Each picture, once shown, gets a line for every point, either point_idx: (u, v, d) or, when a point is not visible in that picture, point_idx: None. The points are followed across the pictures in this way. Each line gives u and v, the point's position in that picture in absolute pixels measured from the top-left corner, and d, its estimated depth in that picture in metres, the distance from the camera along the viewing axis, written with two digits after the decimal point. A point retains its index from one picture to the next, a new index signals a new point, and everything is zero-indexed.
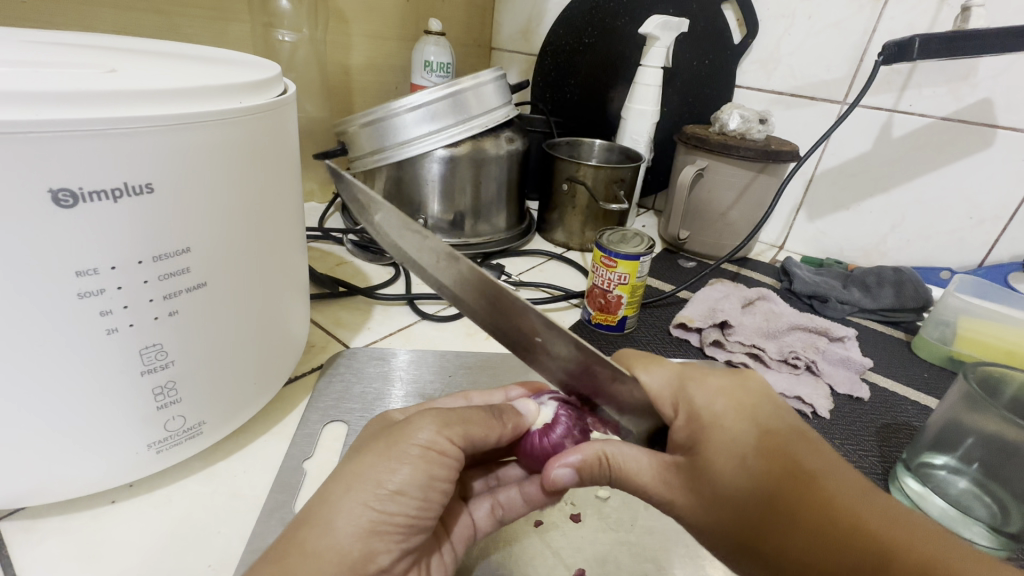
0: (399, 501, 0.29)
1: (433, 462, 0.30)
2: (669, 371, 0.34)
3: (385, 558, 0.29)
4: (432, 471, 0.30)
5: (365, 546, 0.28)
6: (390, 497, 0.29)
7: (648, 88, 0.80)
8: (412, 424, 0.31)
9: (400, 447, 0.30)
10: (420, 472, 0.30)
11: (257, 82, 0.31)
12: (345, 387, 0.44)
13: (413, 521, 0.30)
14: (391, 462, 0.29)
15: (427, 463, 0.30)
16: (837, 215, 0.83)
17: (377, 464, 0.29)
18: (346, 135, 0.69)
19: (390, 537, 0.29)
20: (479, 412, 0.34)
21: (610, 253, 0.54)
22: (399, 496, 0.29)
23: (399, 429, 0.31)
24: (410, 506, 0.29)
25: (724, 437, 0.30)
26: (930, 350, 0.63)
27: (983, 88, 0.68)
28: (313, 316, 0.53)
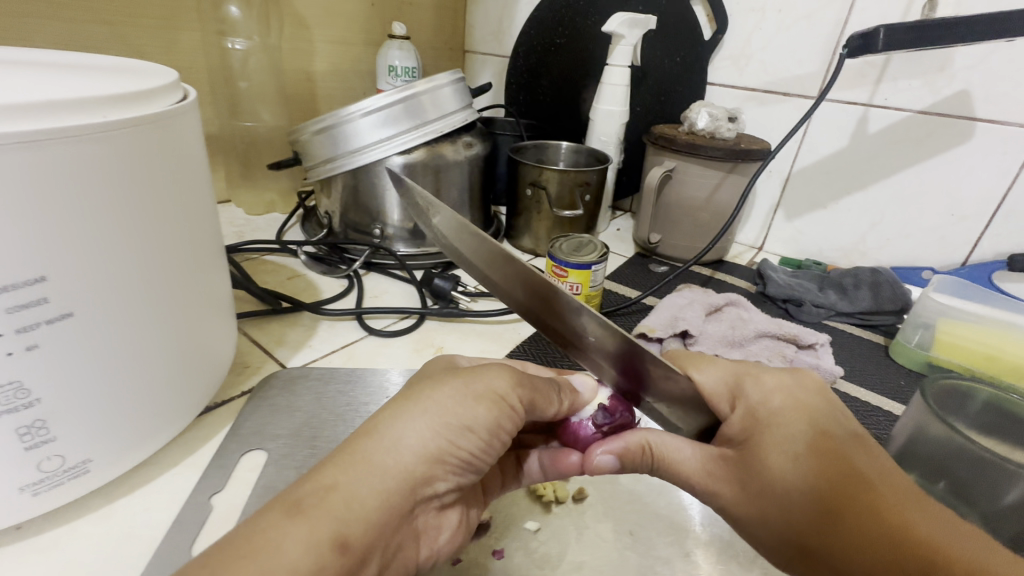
0: (469, 437, 0.28)
1: (503, 408, 0.30)
2: (724, 369, 0.34)
3: (440, 486, 0.28)
4: (501, 419, 0.30)
5: (428, 471, 0.27)
6: (462, 432, 0.28)
7: (615, 88, 0.78)
8: (490, 371, 0.31)
9: (476, 384, 0.29)
10: (492, 414, 0.29)
11: (137, 92, 0.29)
12: (271, 410, 0.42)
13: (473, 460, 0.29)
14: (473, 397, 0.29)
15: (495, 408, 0.29)
16: (814, 214, 0.80)
17: (452, 397, 0.28)
18: (300, 143, 0.67)
19: (450, 467, 0.28)
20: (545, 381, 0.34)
21: (561, 262, 0.51)
22: (468, 432, 0.28)
23: (472, 372, 0.30)
24: (475, 445, 0.28)
25: (788, 445, 0.29)
26: (907, 356, 0.60)
27: (960, 80, 0.65)
28: (253, 335, 0.51)
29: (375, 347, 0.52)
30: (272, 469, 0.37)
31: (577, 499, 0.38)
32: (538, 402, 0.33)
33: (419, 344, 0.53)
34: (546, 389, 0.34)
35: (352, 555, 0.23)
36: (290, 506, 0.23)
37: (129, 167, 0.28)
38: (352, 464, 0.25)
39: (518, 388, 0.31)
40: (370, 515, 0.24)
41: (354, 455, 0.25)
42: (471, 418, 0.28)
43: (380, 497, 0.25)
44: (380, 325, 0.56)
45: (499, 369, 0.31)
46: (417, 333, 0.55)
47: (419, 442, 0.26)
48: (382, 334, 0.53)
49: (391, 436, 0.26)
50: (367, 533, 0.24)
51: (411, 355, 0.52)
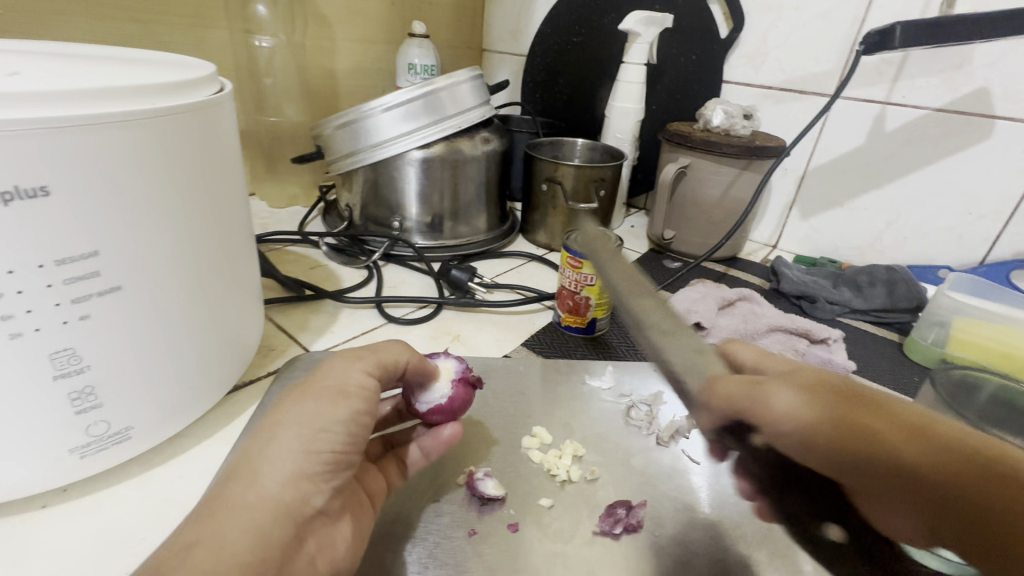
0: (326, 437, 0.29)
1: (354, 395, 0.31)
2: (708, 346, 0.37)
3: (318, 500, 0.29)
4: (353, 405, 0.31)
5: (295, 489, 0.28)
6: (315, 435, 0.29)
7: (631, 86, 0.78)
8: (327, 371, 0.32)
9: (313, 391, 0.31)
10: (343, 409, 0.30)
11: (180, 82, 0.31)
12: (297, 389, 0.44)
13: (341, 456, 0.30)
14: (314, 406, 0.30)
15: (342, 398, 0.31)
16: (830, 212, 0.80)
17: (294, 409, 0.30)
18: (323, 138, 0.70)
19: (319, 475, 0.29)
20: (391, 347, 0.36)
21: (576, 253, 0.52)
22: (322, 433, 0.29)
23: (313, 379, 0.32)
24: (336, 442, 0.30)
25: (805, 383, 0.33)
26: (923, 353, 0.60)
27: (978, 77, 0.65)
28: (277, 320, 0.53)
29: (394, 333, 0.54)
30: None
31: (589, 479, 0.39)
32: (390, 363, 0.34)
33: (436, 332, 0.55)
34: (387, 354, 0.35)
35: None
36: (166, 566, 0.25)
37: (173, 153, 0.30)
38: (221, 510, 0.26)
39: (364, 375, 0.32)
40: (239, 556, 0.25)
41: (223, 502, 0.27)
42: (322, 421, 0.30)
43: (248, 531, 0.26)
44: (399, 313, 0.58)
45: (338, 363, 0.33)
46: (435, 322, 0.57)
47: (275, 469, 0.28)
48: (401, 322, 0.55)
49: (254, 469, 0.28)
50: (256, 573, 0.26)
51: (428, 342, 0.53)
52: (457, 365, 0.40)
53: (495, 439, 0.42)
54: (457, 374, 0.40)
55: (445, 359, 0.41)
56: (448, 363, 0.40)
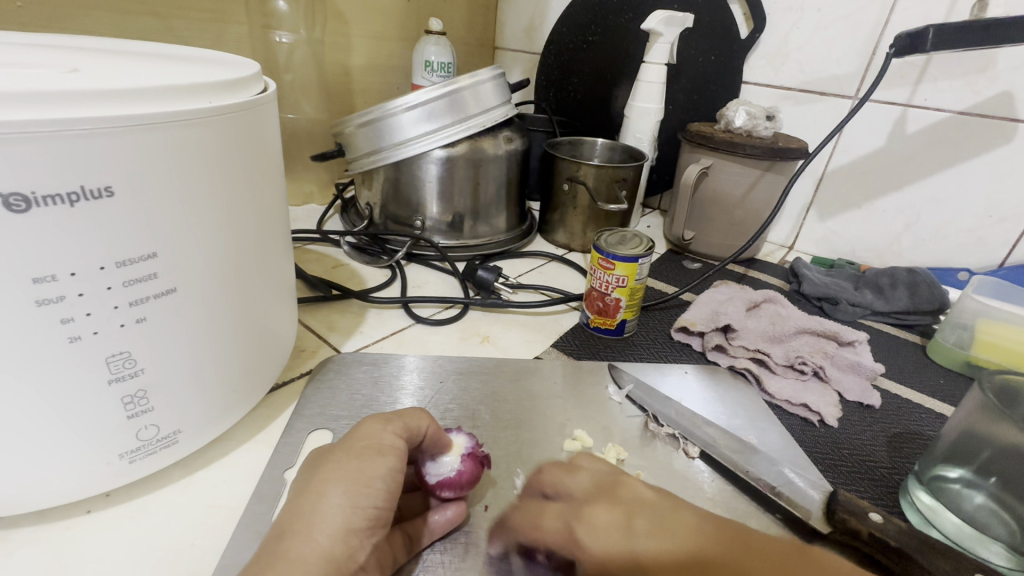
0: (371, 494, 0.28)
1: (392, 453, 0.31)
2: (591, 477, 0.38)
3: (362, 555, 0.28)
4: (391, 464, 0.30)
5: (343, 543, 0.27)
6: (361, 490, 0.28)
7: (651, 85, 0.78)
8: (362, 430, 0.32)
9: (351, 448, 0.30)
10: (382, 463, 0.30)
11: (230, 79, 0.30)
12: (332, 391, 0.43)
13: (381, 512, 0.29)
14: (352, 463, 0.29)
15: (381, 455, 0.30)
16: (848, 214, 0.81)
17: (340, 468, 0.29)
18: (343, 136, 0.69)
19: (364, 531, 0.28)
20: (416, 409, 0.35)
21: (608, 254, 0.52)
22: (367, 488, 0.28)
23: (348, 439, 0.31)
24: (378, 498, 0.29)
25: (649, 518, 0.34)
26: (946, 355, 0.60)
27: (1002, 81, 0.65)
28: (306, 321, 0.52)
29: (424, 334, 0.54)
30: None
31: None
32: (417, 425, 0.34)
33: (465, 332, 0.54)
34: (407, 416, 0.34)
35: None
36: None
37: (224, 154, 0.29)
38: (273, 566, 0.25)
39: (393, 435, 0.32)
40: None
41: (274, 561, 0.26)
42: (365, 476, 0.29)
43: None
44: (425, 314, 0.57)
45: (370, 423, 0.33)
46: (463, 322, 0.56)
47: (325, 524, 0.27)
48: (430, 322, 0.55)
49: (302, 523, 0.27)
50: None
51: (458, 343, 0.53)
52: (468, 441, 0.37)
53: (534, 443, 0.42)
54: (467, 449, 0.36)
55: (458, 433, 0.38)
56: (459, 439, 0.37)
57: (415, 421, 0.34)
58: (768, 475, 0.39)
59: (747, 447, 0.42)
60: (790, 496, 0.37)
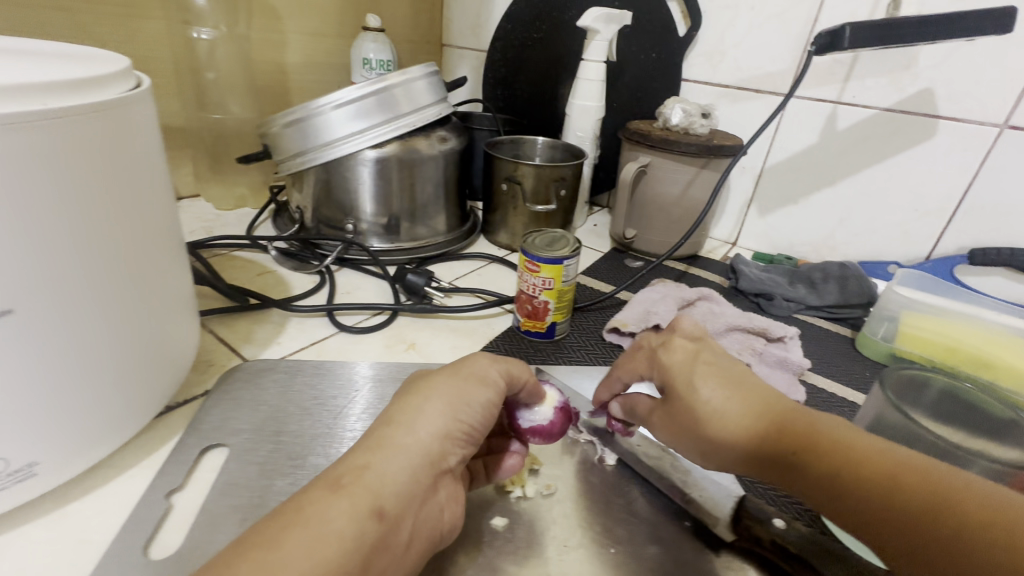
0: (468, 411, 0.33)
1: (487, 388, 0.34)
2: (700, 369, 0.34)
3: (453, 459, 0.32)
4: (488, 396, 0.34)
5: (441, 446, 0.31)
6: (460, 406, 0.32)
7: (591, 83, 0.78)
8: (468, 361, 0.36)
9: (455, 375, 0.34)
10: (479, 395, 0.34)
11: (83, 79, 0.27)
12: (234, 407, 0.41)
13: (473, 433, 0.33)
14: (454, 384, 0.33)
15: (476, 385, 0.34)
16: (786, 210, 0.82)
17: (445, 386, 0.33)
18: (270, 136, 0.66)
19: (456, 443, 0.32)
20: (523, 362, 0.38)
21: (533, 257, 0.51)
22: (463, 410, 0.32)
23: (459, 364, 0.35)
24: (472, 417, 0.33)
25: (715, 393, 0.33)
26: (874, 348, 0.61)
27: (924, 78, 0.66)
28: (219, 332, 0.50)
29: (346, 343, 0.52)
30: (232, 466, 0.36)
31: (545, 494, 0.38)
32: (518, 375, 0.37)
33: (391, 340, 0.53)
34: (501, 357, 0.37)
35: (391, 516, 0.28)
36: (331, 483, 0.28)
37: (73, 163, 0.27)
38: (384, 445, 0.30)
39: (490, 368, 0.35)
40: (398, 489, 0.28)
41: (378, 444, 0.30)
42: (463, 399, 0.33)
43: (404, 470, 0.29)
44: (351, 321, 0.55)
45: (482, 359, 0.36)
46: (390, 329, 0.54)
47: (426, 424, 0.31)
48: (353, 331, 0.53)
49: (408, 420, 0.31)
50: (386, 518, 0.27)
51: (382, 351, 0.51)
52: (560, 395, 0.40)
53: None
54: (560, 403, 0.40)
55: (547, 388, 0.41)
56: (551, 391, 0.41)
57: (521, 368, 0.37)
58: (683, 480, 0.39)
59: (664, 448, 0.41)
60: (701, 502, 0.37)
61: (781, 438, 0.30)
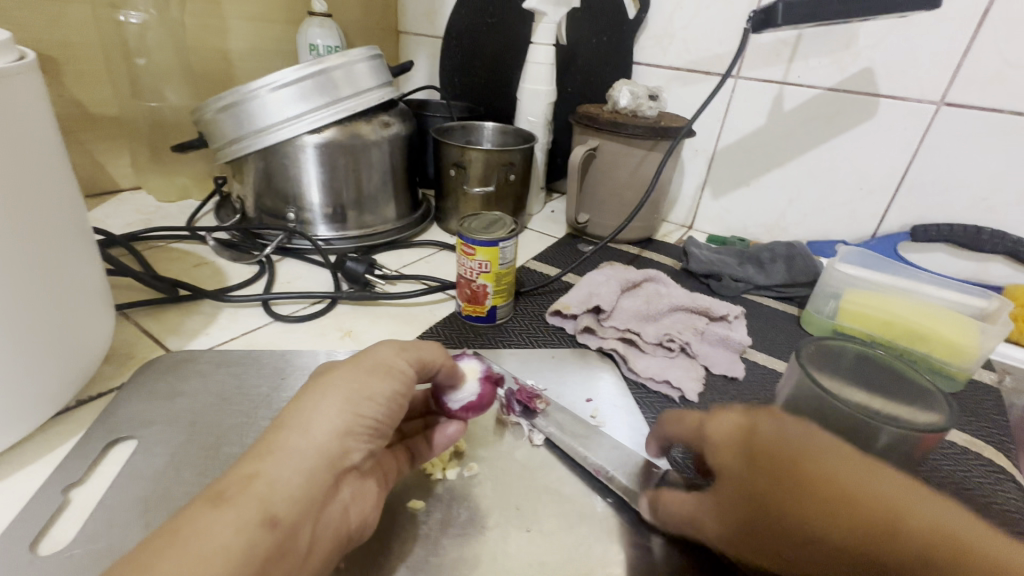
0: (373, 406, 0.29)
1: (394, 375, 0.31)
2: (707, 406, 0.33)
3: (357, 456, 0.28)
4: (394, 384, 0.30)
5: (340, 445, 0.27)
6: (364, 399, 0.29)
7: (540, 67, 0.77)
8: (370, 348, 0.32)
9: (354, 366, 0.30)
10: (386, 383, 0.30)
11: None
12: (147, 399, 0.39)
13: (380, 425, 0.30)
14: (352, 373, 0.30)
15: (384, 374, 0.30)
16: (738, 192, 0.82)
17: (346, 377, 0.29)
18: (204, 122, 0.64)
19: (362, 436, 0.28)
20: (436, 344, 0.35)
21: (468, 240, 0.50)
22: (369, 399, 0.29)
23: (359, 352, 0.32)
24: (378, 411, 0.29)
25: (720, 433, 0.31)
26: (818, 325, 0.63)
27: (864, 58, 0.67)
28: (143, 324, 0.48)
29: (279, 332, 0.50)
30: (139, 459, 0.35)
31: (468, 476, 0.37)
32: (430, 360, 0.33)
33: (326, 328, 0.51)
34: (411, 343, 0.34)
35: (284, 528, 0.24)
36: (212, 497, 0.24)
37: None
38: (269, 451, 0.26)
39: (395, 353, 0.32)
40: (291, 494, 0.25)
41: (264, 453, 0.26)
42: (369, 390, 0.29)
43: (298, 477, 0.25)
44: (287, 311, 0.54)
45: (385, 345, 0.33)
46: (328, 317, 0.53)
47: (323, 422, 0.27)
48: (288, 320, 0.51)
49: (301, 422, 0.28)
50: (274, 535, 0.24)
51: (315, 339, 0.50)
52: (481, 366, 0.39)
53: None
54: (482, 373, 0.39)
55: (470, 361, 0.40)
56: (472, 363, 0.39)
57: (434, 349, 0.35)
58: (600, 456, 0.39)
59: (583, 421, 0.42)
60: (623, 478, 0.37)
61: (767, 450, 0.28)
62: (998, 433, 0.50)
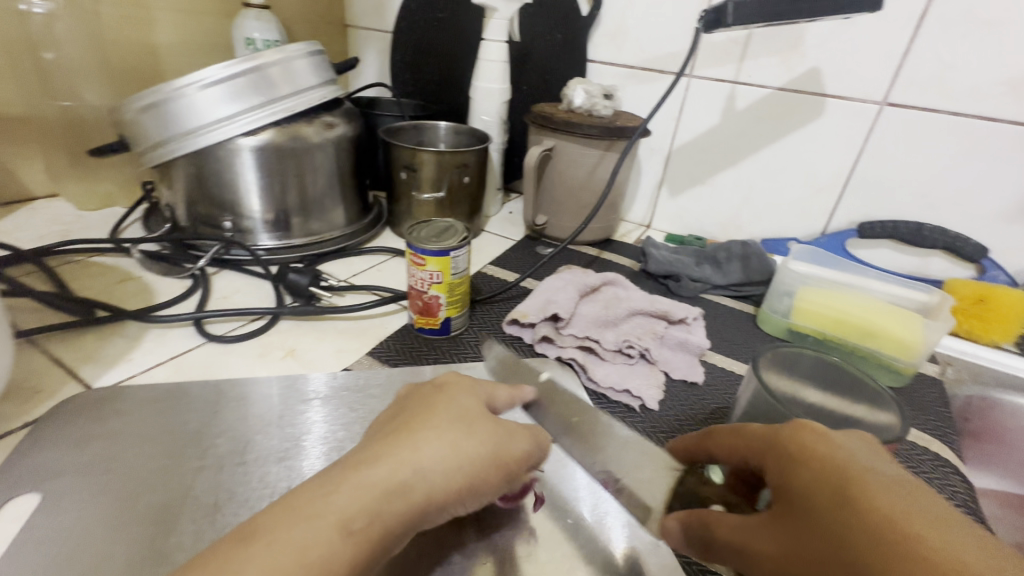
0: (475, 465, 0.27)
1: (501, 442, 0.29)
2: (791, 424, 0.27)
3: (442, 517, 0.26)
4: (504, 453, 0.28)
5: (438, 500, 0.25)
6: (471, 460, 0.27)
7: (493, 64, 0.74)
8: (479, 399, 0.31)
9: (505, 435, 0.29)
10: (502, 473, 0.28)
11: None
12: (57, 443, 0.35)
13: (481, 494, 0.28)
14: (492, 439, 0.28)
15: (497, 437, 0.28)
16: (694, 190, 0.82)
17: (456, 425, 0.27)
18: (125, 124, 0.58)
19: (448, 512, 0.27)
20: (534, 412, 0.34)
21: (417, 249, 0.47)
22: (475, 489, 0.27)
23: (473, 402, 0.30)
24: (486, 478, 0.27)
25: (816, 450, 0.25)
26: (773, 324, 0.63)
27: (811, 58, 0.68)
28: (54, 352, 0.43)
29: (213, 354, 0.46)
30: (41, 514, 0.31)
31: None
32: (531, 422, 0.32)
33: (266, 348, 0.48)
34: (459, 377, 0.32)
35: (362, 569, 0.23)
36: (276, 511, 0.23)
37: None
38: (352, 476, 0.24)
39: (533, 441, 0.31)
40: (371, 539, 0.23)
41: (359, 471, 0.24)
42: (479, 449, 0.27)
43: (381, 522, 0.24)
44: (222, 330, 0.50)
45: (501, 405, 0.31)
46: (268, 335, 0.49)
47: (432, 467, 0.25)
48: (222, 340, 0.47)
49: (412, 449, 0.26)
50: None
51: (255, 361, 0.46)
52: None
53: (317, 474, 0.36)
54: None
55: None
56: None
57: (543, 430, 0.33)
58: (612, 462, 0.36)
59: (601, 420, 0.38)
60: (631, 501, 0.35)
61: (878, 507, 0.22)
62: (945, 427, 0.51)
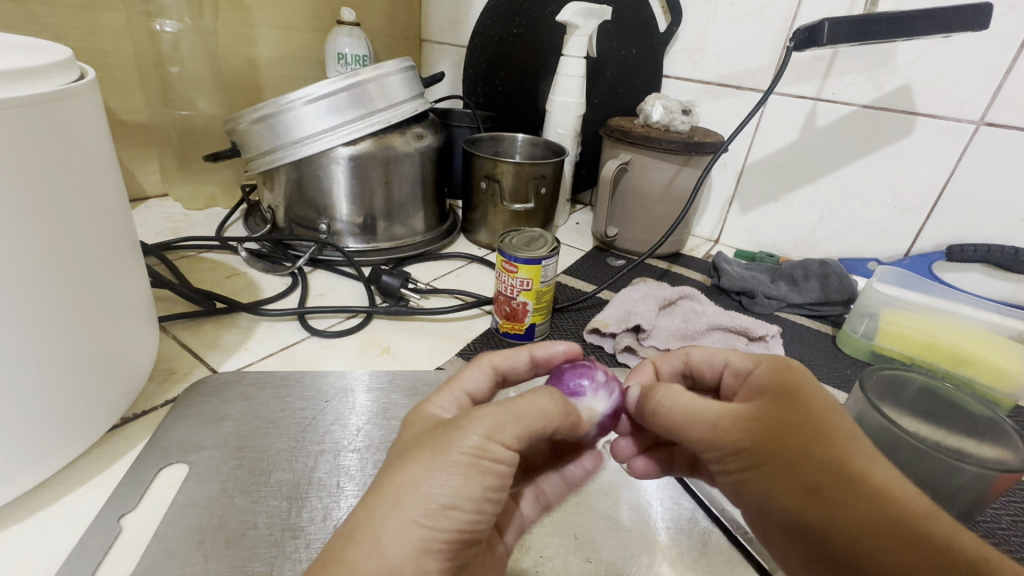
0: (455, 516, 0.25)
1: (485, 471, 0.26)
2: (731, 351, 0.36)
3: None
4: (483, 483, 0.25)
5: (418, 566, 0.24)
6: (441, 513, 0.24)
7: (571, 79, 0.76)
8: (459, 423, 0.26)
9: (448, 450, 0.25)
10: (476, 483, 0.25)
11: (11, 72, 0.26)
12: (197, 419, 0.39)
13: (466, 535, 0.26)
14: (443, 459, 0.25)
15: (472, 472, 0.25)
16: (767, 207, 0.82)
17: (424, 475, 0.25)
18: (237, 133, 0.63)
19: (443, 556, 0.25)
20: (537, 407, 0.29)
21: (510, 257, 0.49)
22: (451, 510, 0.25)
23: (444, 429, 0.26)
24: (464, 520, 0.25)
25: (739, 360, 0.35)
26: (854, 346, 0.61)
27: (902, 75, 0.66)
28: (182, 338, 0.48)
29: (318, 348, 0.50)
30: (189, 482, 0.34)
31: None
32: (531, 424, 0.28)
33: (365, 345, 0.51)
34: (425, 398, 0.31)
35: None
36: None
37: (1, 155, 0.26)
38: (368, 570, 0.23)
39: (509, 429, 0.27)
40: None
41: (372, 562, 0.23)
42: (455, 496, 0.25)
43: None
44: (323, 325, 0.53)
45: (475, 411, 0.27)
46: (364, 332, 0.53)
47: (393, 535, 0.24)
48: (326, 334, 0.51)
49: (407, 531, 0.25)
50: None
51: (356, 357, 0.49)
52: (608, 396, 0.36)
53: None
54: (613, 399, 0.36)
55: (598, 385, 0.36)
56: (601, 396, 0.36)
57: (533, 399, 0.29)
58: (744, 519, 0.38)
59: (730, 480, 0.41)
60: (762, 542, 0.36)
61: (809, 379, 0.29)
62: None
